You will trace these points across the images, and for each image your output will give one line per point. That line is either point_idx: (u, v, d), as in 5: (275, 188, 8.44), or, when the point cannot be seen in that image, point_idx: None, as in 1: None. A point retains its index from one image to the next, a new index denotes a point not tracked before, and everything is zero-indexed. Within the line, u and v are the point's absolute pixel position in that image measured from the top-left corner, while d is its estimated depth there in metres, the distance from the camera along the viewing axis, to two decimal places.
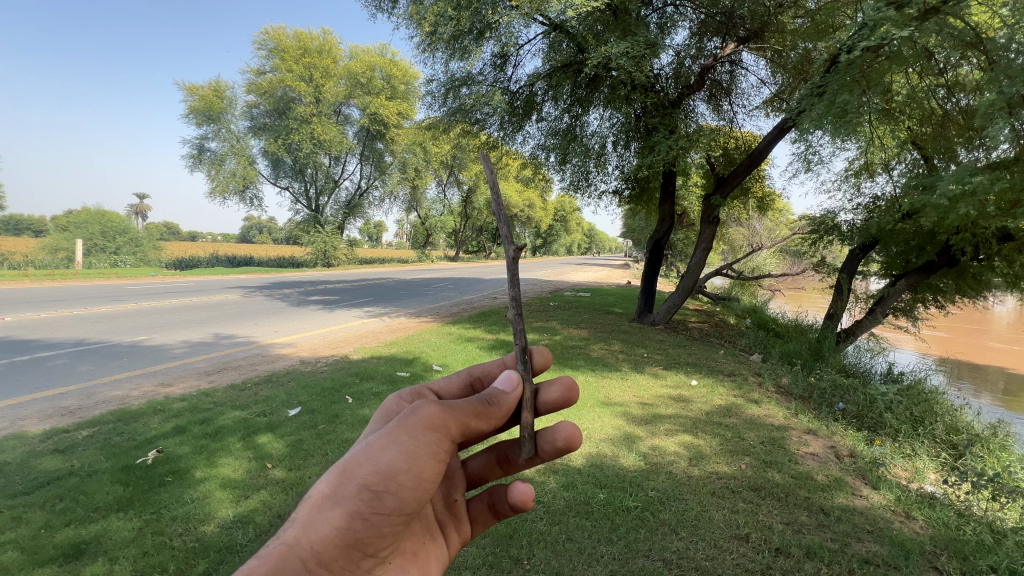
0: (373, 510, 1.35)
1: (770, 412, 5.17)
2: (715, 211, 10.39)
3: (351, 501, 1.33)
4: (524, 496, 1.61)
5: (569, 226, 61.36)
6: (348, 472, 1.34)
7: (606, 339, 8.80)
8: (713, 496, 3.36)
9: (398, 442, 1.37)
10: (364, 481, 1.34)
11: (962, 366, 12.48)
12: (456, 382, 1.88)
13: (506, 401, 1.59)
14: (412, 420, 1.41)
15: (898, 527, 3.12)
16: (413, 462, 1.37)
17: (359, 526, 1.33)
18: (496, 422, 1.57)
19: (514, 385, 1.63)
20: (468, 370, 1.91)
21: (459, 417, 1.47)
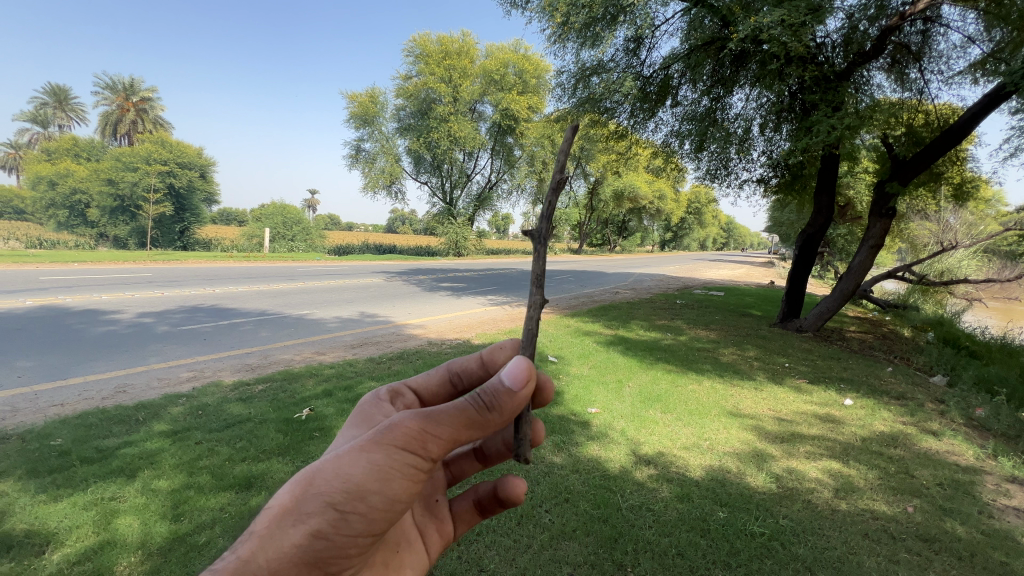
0: (338, 530, 1.35)
1: (953, 448, 4.19)
2: (892, 202, 8.70)
3: (316, 519, 1.32)
4: (522, 490, 1.80)
5: (704, 219, 56.79)
6: (315, 488, 1.33)
7: (739, 343, 7.98)
8: (865, 538, 2.83)
9: (371, 459, 1.36)
10: (330, 499, 1.33)
11: None
12: (434, 378, 1.98)
13: (510, 404, 1.50)
14: (389, 434, 1.39)
15: None
16: (386, 484, 1.38)
17: (322, 545, 1.33)
18: (491, 431, 1.51)
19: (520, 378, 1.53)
20: (446, 366, 2.00)
21: (444, 434, 1.44)
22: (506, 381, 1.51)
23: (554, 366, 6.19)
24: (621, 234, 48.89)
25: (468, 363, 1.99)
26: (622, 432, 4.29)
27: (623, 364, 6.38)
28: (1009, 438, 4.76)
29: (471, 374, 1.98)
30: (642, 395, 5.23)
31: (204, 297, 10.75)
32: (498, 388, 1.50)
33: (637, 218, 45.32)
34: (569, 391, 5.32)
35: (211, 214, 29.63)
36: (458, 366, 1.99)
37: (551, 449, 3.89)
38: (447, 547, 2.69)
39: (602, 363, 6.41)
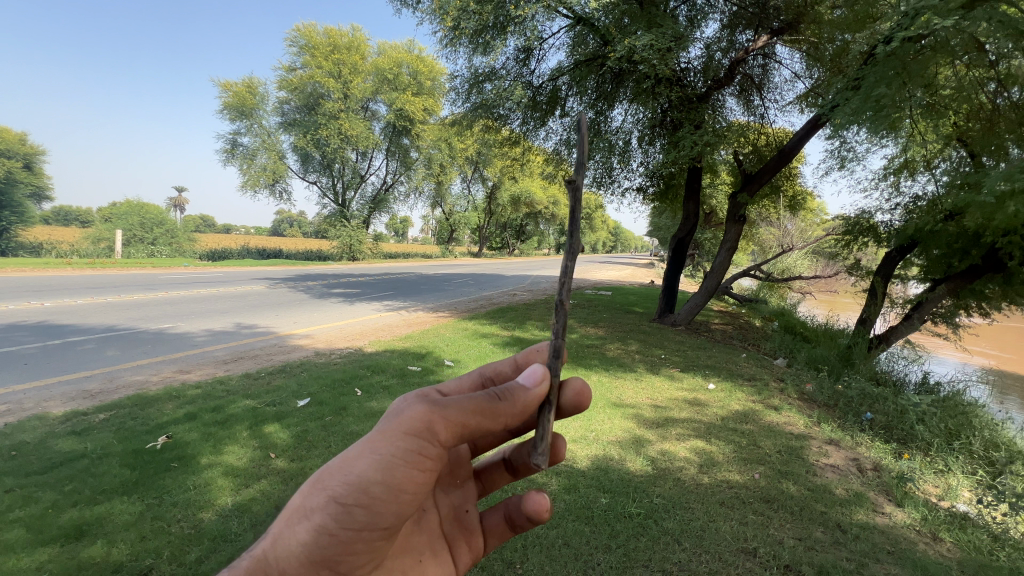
0: (343, 525, 1.33)
1: (790, 419, 4.93)
2: (742, 210, 10.07)
3: (320, 513, 1.32)
4: (544, 506, 1.66)
5: (594, 224, 60.75)
6: (320, 483, 1.33)
7: (623, 338, 8.63)
8: (721, 506, 3.21)
9: (372, 452, 1.33)
10: (333, 493, 1.32)
11: (1010, 377, 11.68)
12: (467, 383, 1.71)
13: (521, 395, 1.46)
14: (392, 424, 1.35)
15: (921, 549, 2.90)
16: (391, 477, 1.33)
17: (328, 540, 1.32)
18: (506, 419, 1.44)
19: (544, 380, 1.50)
20: (478, 372, 1.74)
21: (450, 420, 1.38)
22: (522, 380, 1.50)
23: (450, 370, 6.14)
24: (520, 238, 50.14)
25: (502, 366, 1.76)
26: None
27: None
28: (829, 407, 5.77)
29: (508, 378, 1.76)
30: None
31: (27, 313, 8.90)
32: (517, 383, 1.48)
33: (534, 222, 46.83)
34: None
35: (40, 213, 24.73)
36: (493, 371, 1.74)
37: None
38: None
39: None
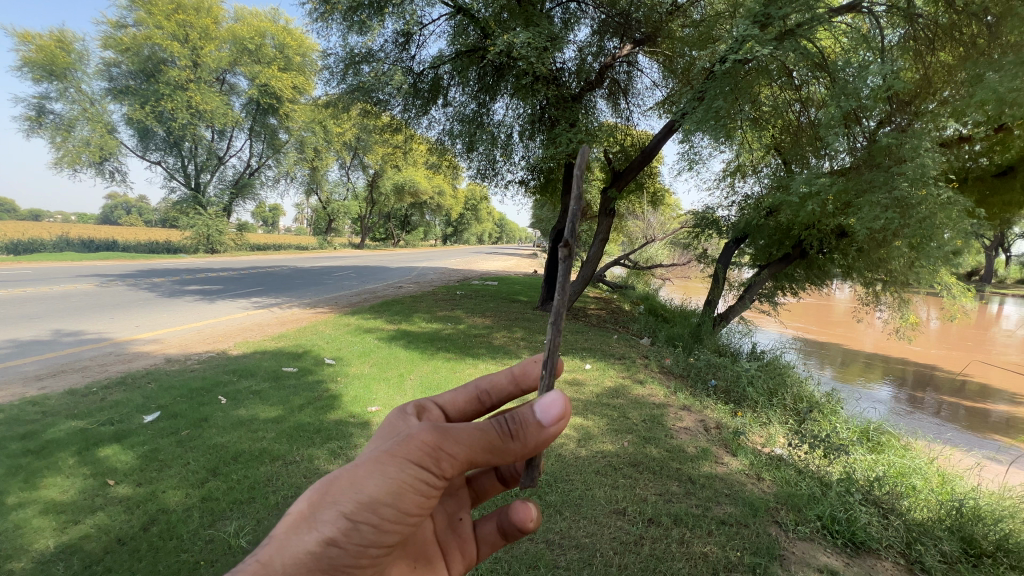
0: (351, 540, 1.24)
1: (653, 391, 5.58)
2: (612, 204, 11.01)
3: (330, 526, 1.22)
4: (530, 514, 1.57)
5: (480, 215, 61.38)
6: (330, 495, 1.23)
7: (509, 326, 8.94)
8: (596, 474, 3.54)
9: (384, 471, 1.25)
10: (344, 507, 1.23)
11: (811, 343, 14.54)
12: (462, 397, 1.67)
13: (528, 434, 1.33)
14: (407, 444, 1.27)
15: (749, 488, 3.52)
16: (401, 500, 1.26)
17: (335, 554, 1.22)
18: (515, 457, 1.36)
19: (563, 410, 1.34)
20: (475, 384, 1.69)
21: (462, 449, 1.30)
22: (539, 413, 1.34)
23: (331, 369, 5.81)
24: (404, 228, 48.71)
25: (497, 379, 1.69)
26: None
27: (405, 358, 6.41)
28: (683, 377, 6.65)
29: (501, 392, 1.69)
30: (424, 386, 5.38)
31: None
32: (528, 413, 1.34)
33: (419, 212, 45.83)
34: (348, 393, 5.07)
35: None
36: (488, 384, 1.69)
37: (326, 458, 3.65)
38: None
39: (383, 359, 6.30)
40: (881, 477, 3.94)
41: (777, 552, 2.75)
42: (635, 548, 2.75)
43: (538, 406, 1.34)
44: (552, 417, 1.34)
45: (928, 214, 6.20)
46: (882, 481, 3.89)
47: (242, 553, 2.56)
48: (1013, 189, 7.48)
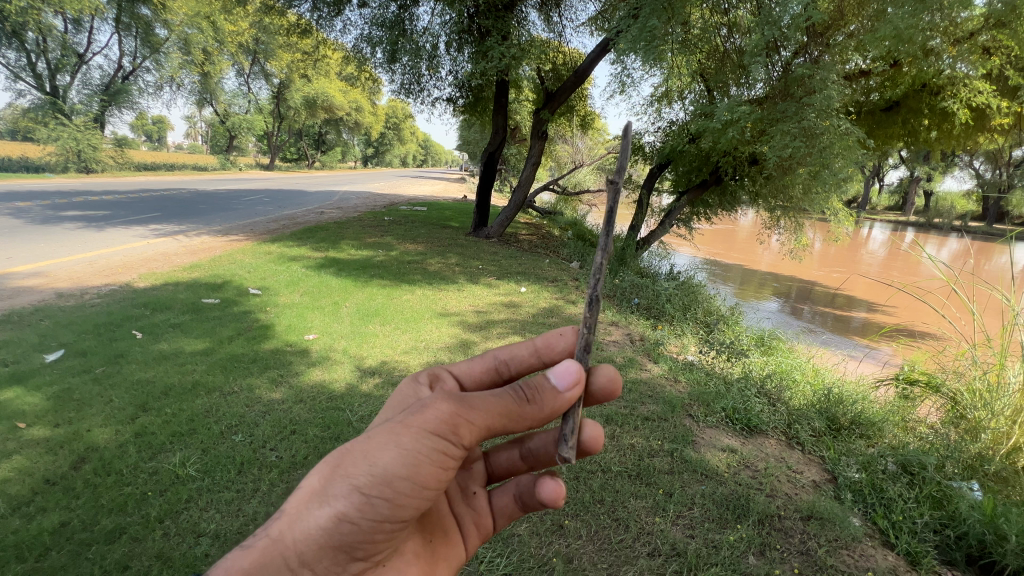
0: (365, 515, 1.29)
1: (584, 310, 5.97)
2: (544, 126, 10.82)
3: (342, 501, 1.27)
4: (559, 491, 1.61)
5: (403, 136, 57.55)
6: (342, 470, 1.28)
7: (443, 252, 8.88)
8: None
9: (397, 445, 1.28)
10: (356, 482, 1.26)
11: (718, 264, 16.01)
12: (478, 366, 1.72)
13: (545, 399, 1.39)
14: (424, 416, 1.31)
15: (668, 389, 4.02)
16: (418, 472, 1.29)
17: (348, 528, 1.28)
18: (531, 422, 1.41)
19: (576, 373, 1.42)
20: (493, 354, 1.74)
21: (474, 420, 1.34)
22: (554, 380, 1.41)
23: (258, 299, 5.52)
24: (319, 148, 44.58)
25: (518, 351, 1.71)
26: (345, 351, 4.33)
27: (338, 286, 6.20)
28: (610, 297, 7.15)
29: (522, 364, 1.71)
30: (361, 313, 5.31)
31: None
32: (544, 379, 1.40)
33: (334, 130, 41.95)
34: (281, 322, 4.90)
35: None
36: (507, 355, 1.72)
37: (267, 386, 3.60)
38: (144, 528, 2.22)
39: (314, 288, 6.06)
40: (771, 373, 4.64)
41: (690, 438, 3.23)
42: None
43: (553, 374, 1.41)
44: (569, 384, 1.41)
45: (829, 143, 6.87)
46: (772, 377, 4.59)
47: (197, 479, 2.56)
48: (895, 123, 8.38)
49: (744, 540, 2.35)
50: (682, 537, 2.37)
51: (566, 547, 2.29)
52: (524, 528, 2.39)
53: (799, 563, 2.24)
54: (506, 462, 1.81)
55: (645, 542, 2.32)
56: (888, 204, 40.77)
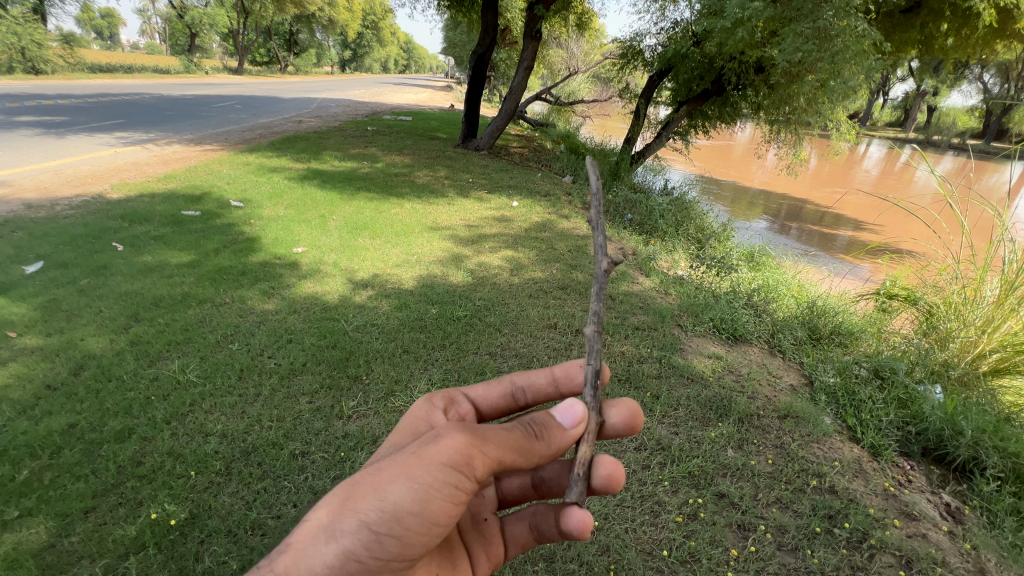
0: (373, 553, 1.06)
1: (577, 224, 5.88)
2: (537, 25, 9.91)
3: (351, 537, 1.04)
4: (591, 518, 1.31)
5: (382, 37, 52.78)
6: (352, 501, 1.06)
7: (431, 165, 8.51)
8: (530, 298, 3.86)
9: (411, 477, 1.07)
10: (367, 517, 1.05)
11: (712, 181, 15.71)
12: (494, 391, 1.50)
13: (552, 435, 1.23)
14: (437, 448, 1.09)
15: (658, 301, 4.09)
16: (430, 512, 1.08)
17: (354, 569, 1.05)
18: (539, 459, 1.23)
19: (580, 413, 1.28)
20: (509, 378, 1.50)
21: (493, 454, 1.13)
22: (558, 418, 1.28)
23: (241, 211, 5.31)
24: (290, 50, 40.89)
25: (535, 378, 1.50)
26: (335, 265, 4.26)
27: (323, 198, 5.98)
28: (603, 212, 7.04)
29: (539, 395, 1.50)
30: (349, 226, 5.17)
31: None
32: (548, 416, 1.27)
33: (306, 28, 38.19)
34: (267, 235, 4.76)
35: None
36: (525, 380, 1.49)
37: (259, 298, 3.57)
38: (153, 428, 2.29)
39: (299, 200, 5.84)
40: (758, 287, 4.73)
41: (678, 346, 3.35)
42: (565, 353, 3.18)
43: (555, 413, 1.28)
44: (571, 422, 1.27)
45: (843, 47, 6.37)
46: (759, 290, 4.69)
47: (199, 385, 2.60)
48: (913, 27, 7.81)
49: (724, 435, 2.52)
50: (667, 433, 2.52)
51: None
52: None
53: (772, 454, 2.43)
54: (518, 485, 1.49)
55: (632, 438, 2.47)
56: (889, 120, 39.54)
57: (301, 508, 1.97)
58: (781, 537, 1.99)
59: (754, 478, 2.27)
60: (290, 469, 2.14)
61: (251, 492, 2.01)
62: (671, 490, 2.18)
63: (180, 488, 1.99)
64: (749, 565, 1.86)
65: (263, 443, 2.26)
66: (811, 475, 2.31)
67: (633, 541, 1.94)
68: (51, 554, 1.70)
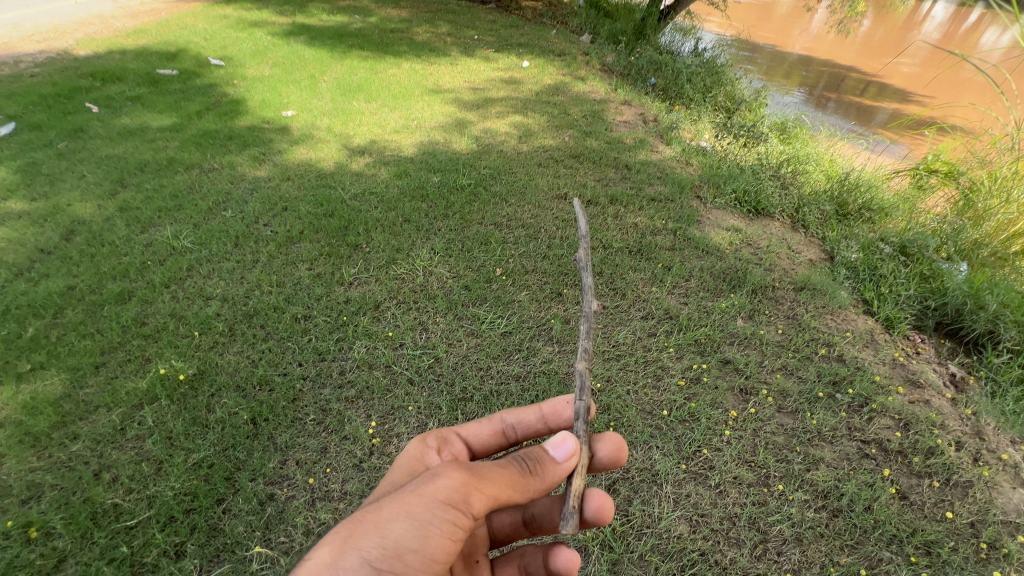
0: None
1: (594, 88, 5.28)
2: None
3: None
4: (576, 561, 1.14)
5: None
6: (355, 537, 0.91)
7: (431, 20, 7.50)
8: (539, 167, 3.58)
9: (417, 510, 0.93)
10: (369, 557, 0.89)
11: (749, 44, 13.92)
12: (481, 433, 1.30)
13: (551, 471, 1.03)
14: (437, 485, 0.95)
15: (678, 172, 3.77)
16: (431, 555, 0.92)
17: None
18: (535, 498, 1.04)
19: (575, 443, 1.05)
20: (498, 414, 1.32)
21: (497, 488, 0.99)
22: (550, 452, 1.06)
23: (222, 71, 4.81)
24: None
25: (524, 415, 1.31)
26: (329, 130, 3.92)
27: (311, 57, 5.36)
28: (623, 76, 6.30)
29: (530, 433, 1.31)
30: (342, 88, 4.68)
31: None
32: (539, 452, 1.05)
33: None
34: (253, 97, 4.35)
35: None
36: (515, 416, 1.30)
37: (249, 164, 3.35)
38: (153, 292, 2.26)
39: (285, 59, 5.25)
40: (788, 157, 4.33)
41: (695, 218, 3.14)
42: (574, 223, 3.01)
43: (548, 446, 1.05)
44: (567, 454, 1.04)
45: None
46: (790, 161, 4.25)
47: (194, 251, 2.52)
48: None
49: (735, 306, 2.44)
50: (676, 303, 2.45)
51: (565, 311, 2.38)
52: (524, 295, 2.45)
53: (783, 325, 2.36)
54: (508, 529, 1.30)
55: (640, 308, 2.41)
56: None
57: (306, 367, 1.99)
58: (782, 401, 1.99)
59: (761, 347, 2.23)
60: (294, 331, 2.14)
61: (257, 352, 2.03)
62: (675, 357, 2.16)
63: (185, 347, 2.00)
64: (746, 424, 1.88)
65: (264, 307, 2.23)
66: (820, 344, 2.26)
67: (634, 402, 1.96)
68: (68, 403, 1.74)
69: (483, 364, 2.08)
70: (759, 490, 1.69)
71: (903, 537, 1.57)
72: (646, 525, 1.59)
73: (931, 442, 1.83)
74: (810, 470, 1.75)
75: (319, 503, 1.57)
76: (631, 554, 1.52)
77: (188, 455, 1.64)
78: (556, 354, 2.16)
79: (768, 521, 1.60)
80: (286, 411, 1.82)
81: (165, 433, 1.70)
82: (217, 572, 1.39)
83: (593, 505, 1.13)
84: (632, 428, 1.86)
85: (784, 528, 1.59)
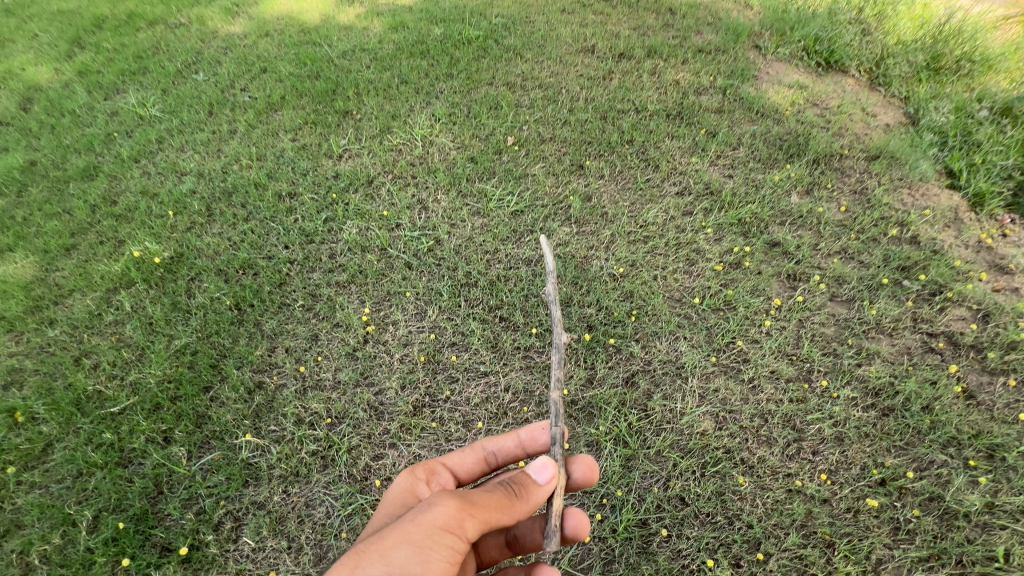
0: None
1: None
2: None
3: None
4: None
5: None
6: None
7: None
8: (562, 15, 2.95)
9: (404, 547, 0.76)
10: None
11: None
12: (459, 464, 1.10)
13: (537, 494, 0.89)
14: (429, 516, 0.79)
15: (735, 16, 3.06)
16: None
17: None
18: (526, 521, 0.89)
19: (556, 466, 0.92)
20: (478, 440, 1.12)
21: (490, 511, 0.82)
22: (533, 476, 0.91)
23: None
24: None
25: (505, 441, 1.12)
26: None
27: None
28: None
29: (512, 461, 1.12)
30: None
31: None
32: (521, 474, 0.91)
33: None
34: None
35: None
36: (495, 443, 1.11)
37: (221, 18, 2.85)
38: (122, 167, 2.01)
39: None
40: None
41: (751, 74, 2.57)
42: (602, 83, 2.51)
43: (529, 469, 0.91)
44: (551, 478, 0.90)
45: None
46: None
47: (163, 122, 2.22)
48: None
49: (791, 178, 2.04)
50: (719, 177, 2.07)
51: (586, 187, 2.04)
52: (539, 168, 2.10)
53: (848, 200, 1.97)
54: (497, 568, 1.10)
55: (675, 182, 2.05)
56: None
57: (294, 250, 1.79)
58: (837, 289, 1.70)
59: (817, 226, 1.88)
60: (278, 210, 1.90)
61: (238, 234, 1.82)
62: (713, 239, 1.86)
63: (160, 228, 1.80)
64: (791, 315, 1.63)
65: (244, 183, 1.98)
66: (891, 222, 1.88)
67: (661, 288, 1.72)
68: (40, 287, 1.62)
69: (489, 246, 1.83)
70: (798, 386, 1.49)
71: (964, 441, 1.37)
72: (666, 420, 1.44)
73: (1014, 336, 1.55)
74: (863, 366, 1.52)
75: (310, 392, 1.46)
76: (647, 451, 1.39)
77: (170, 343, 1.52)
78: (574, 235, 1.87)
79: (805, 419, 1.42)
80: (272, 297, 1.66)
81: (145, 318, 1.57)
82: (206, 459, 1.32)
83: (572, 525, 1.02)
84: (657, 318, 1.64)
85: (824, 427, 1.41)
